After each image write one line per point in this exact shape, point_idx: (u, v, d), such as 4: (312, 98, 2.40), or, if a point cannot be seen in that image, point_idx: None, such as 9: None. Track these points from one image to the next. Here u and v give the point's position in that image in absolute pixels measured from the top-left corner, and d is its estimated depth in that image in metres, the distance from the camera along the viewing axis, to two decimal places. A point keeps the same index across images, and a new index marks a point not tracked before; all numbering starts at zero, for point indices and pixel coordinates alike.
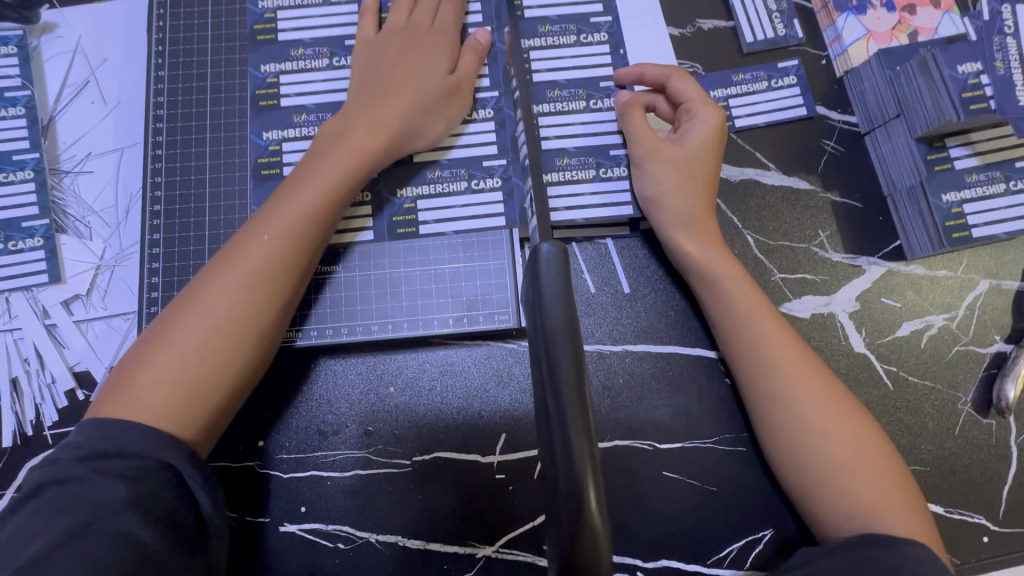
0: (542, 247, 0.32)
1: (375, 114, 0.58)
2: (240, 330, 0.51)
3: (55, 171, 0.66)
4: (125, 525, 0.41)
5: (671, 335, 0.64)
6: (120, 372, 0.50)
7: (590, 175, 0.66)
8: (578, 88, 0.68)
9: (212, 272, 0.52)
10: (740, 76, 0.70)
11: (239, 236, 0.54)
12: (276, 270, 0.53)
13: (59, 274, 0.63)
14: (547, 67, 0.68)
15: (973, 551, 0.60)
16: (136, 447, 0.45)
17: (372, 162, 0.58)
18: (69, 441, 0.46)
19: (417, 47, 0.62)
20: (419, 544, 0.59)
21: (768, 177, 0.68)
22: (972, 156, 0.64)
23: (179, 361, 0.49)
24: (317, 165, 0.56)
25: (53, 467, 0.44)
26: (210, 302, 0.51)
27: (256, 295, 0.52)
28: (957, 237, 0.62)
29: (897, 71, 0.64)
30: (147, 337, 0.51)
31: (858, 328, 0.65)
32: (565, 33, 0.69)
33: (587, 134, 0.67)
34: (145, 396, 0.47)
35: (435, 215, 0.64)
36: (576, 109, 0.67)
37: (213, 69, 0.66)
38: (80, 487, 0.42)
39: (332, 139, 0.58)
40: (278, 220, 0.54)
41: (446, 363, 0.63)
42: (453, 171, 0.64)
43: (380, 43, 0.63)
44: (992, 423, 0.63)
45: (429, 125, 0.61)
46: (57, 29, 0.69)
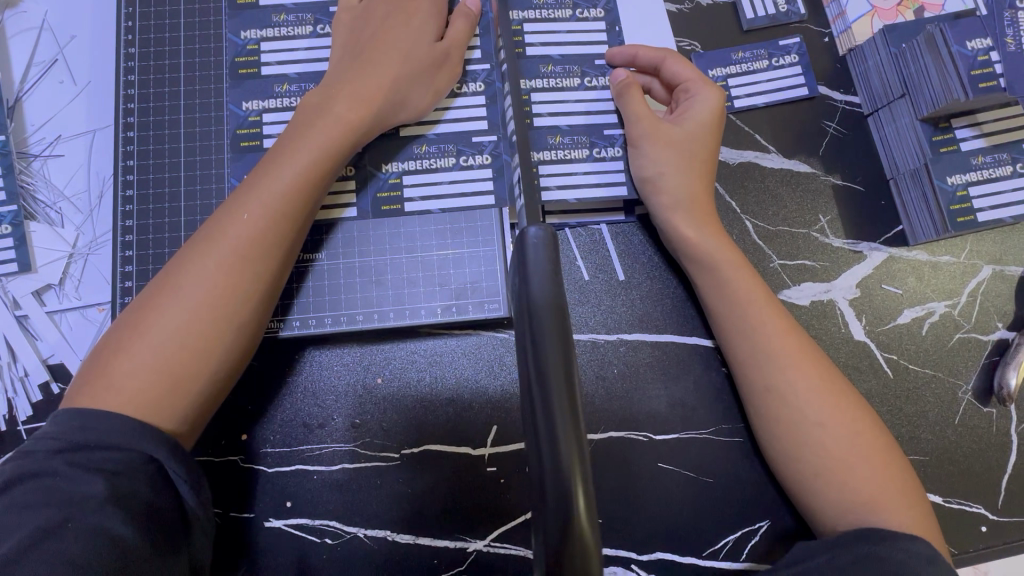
0: (530, 230, 0.30)
1: (358, 84, 0.56)
2: (224, 314, 0.49)
3: (23, 155, 0.63)
4: (106, 521, 0.39)
5: (667, 323, 0.62)
6: (95, 359, 0.47)
7: (583, 155, 0.63)
8: (573, 65, 0.65)
9: (190, 255, 0.50)
10: (740, 55, 0.67)
11: (217, 217, 0.51)
12: (259, 252, 0.50)
13: (29, 263, 0.60)
14: (540, 40, 0.65)
15: (972, 541, 0.59)
16: (115, 439, 0.43)
17: (357, 136, 0.55)
18: (45, 431, 0.44)
19: (400, 13, 0.59)
20: (409, 539, 0.58)
21: (768, 160, 0.66)
22: (978, 138, 0.62)
23: (159, 347, 0.47)
24: (298, 140, 0.54)
25: (28, 458, 0.42)
26: (189, 286, 0.48)
27: (239, 277, 0.49)
28: (962, 222, 0.60)
29: (903, 49, 0.61)
30: (123, 323, 0.48)
31: (859, 316, 0.63)
32: (559, 6, 0.66)
33: (582, 112, 0.64)
34: (124, 384, 0.45)
35: (422, 192, 0.61)
36: (570, 85, 0.65)
37: (187, 45, 0.62)
38: (57, 480, 0.41)
39: (313, 113, 0.55)
40: (258, 199, 0.51)
41: (435, 353, 0.61)
42: (441, 146, 0.61)
43: (364, 10, 0.60)
44: (993, 412, 0.61)
45: (416, 96, 0.58)
46: (21, 4, 0.65)
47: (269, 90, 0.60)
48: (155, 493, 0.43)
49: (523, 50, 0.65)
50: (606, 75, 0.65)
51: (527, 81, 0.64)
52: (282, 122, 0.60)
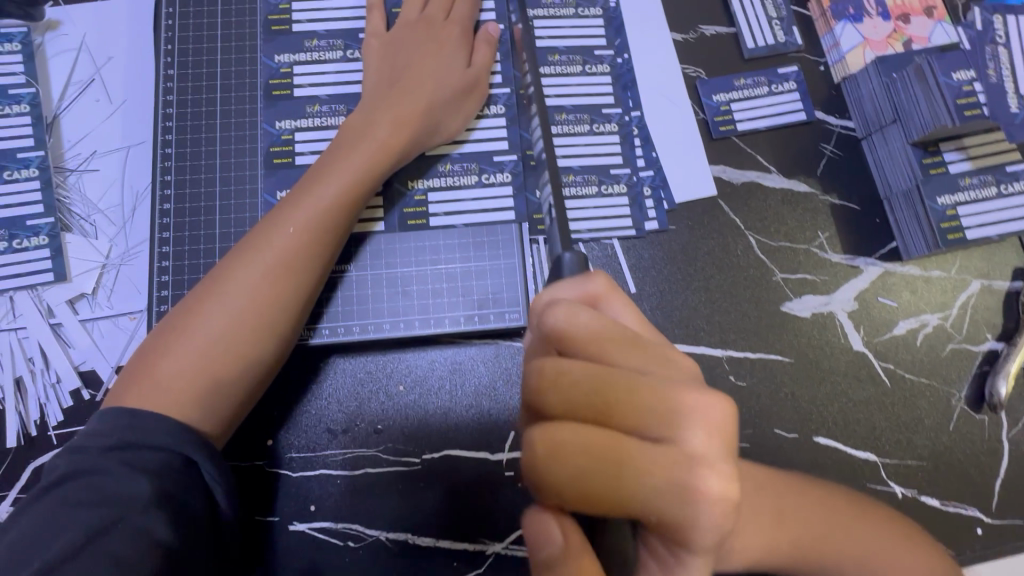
0: (565, 255, 0.44)
1: (397, 108, 0.59)
2: (264, 322, 0.51)
3: (60, 169, 0.65)
4: (152, 523, 0.41)
5: (677, 334, 0.65)
6: (142, 359, 0.50)
7: (592, 192, 0.67)
8: (583, 113, 0.69)
9: (234, 262, 0.52)
10: (742, 81, 0.72)
11: (261, 228, 0.54)
12: (301, 264, 0.53)
13: (65, 273, 0.63)
14: (556, 91, 0.69)
15: (968, 542, 0.62)
16: (161, 442, 0.45)
17: (394, 156, 0.59)
18: (94, 430, 0.46)
19: (434, 42, 0.64)
20: (429, 542, 0.59)
21: (769, 180, 0.70)
22: (965, 160, 0.66)
23: (204, 351, 0.49)
24: (339, 159, 0.57)
25: (81, 456, 0.44)
26: (234, 294, 0.51)
27: (279, 288, 0.52)
28: (952, 239, 0.64)
29: (894, 78, 0.66)
30: (168, 325, 0.51)
31: (857, 327, 0.66)
32: (571, 63, 0.70)
33: (591, 154, 0.68)
34: (171, 385, 0.48)
35: (446, 207, 0.64)
36: (580, 132, 0.69)
37: (223, 66, 0.65)
38: (104, 479, 0.42)
39: (356, 134, 0.58)
40: (303, 212, 0.54)
41: (455, 361, 0.64)
42: (464, 164, 0.65)
43: (394, 38, 0.64)
44: (984, 419, 0.65)
45: (450, 119, 0.62)
46: (62, 26, 0.69)
47: (300, 109, 0.64)
48: (195, 498, 0.45)
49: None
50: (612, 122, 0.69)
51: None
52: (314, 141, 0.63)
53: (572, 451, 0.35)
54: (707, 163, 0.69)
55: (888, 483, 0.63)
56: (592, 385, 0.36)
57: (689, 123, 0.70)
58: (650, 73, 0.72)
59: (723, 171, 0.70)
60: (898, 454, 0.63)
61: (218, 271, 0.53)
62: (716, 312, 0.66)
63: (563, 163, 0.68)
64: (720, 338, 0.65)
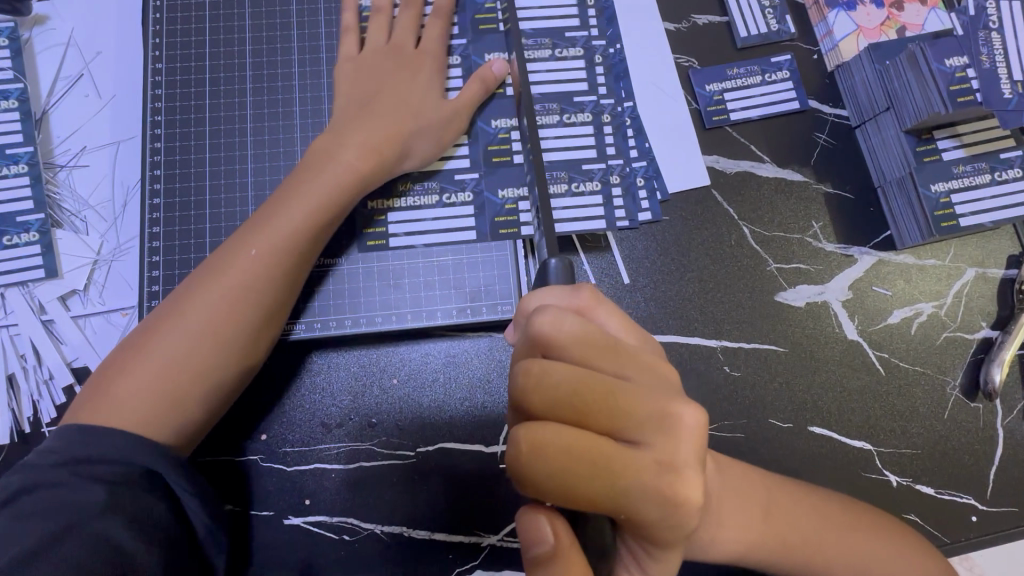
0: (551, 263, 0.45)
1: (365, 134, 0.58)
2: (222, 346, 0.52)
3: (50, 165, 0.65)
4: (109, 528, 0.43)
5: (672, 325, 0.65)
6: (104, 374, 0.51)
7: (562, 190, 0.65)
8: (552, 103, 0.67)
9: (198, 282, 0.53)
10: (735, 70, 0.71)
11: (227, 248, 0.54)
12: (259, 288, 0.53)
13: (56, 269, 0.63)
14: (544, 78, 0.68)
15: (962, 530, 0.62)
16: (120, 453, 0.47)
17: (363, 183, 0.58)
18: (48, 447, 0.47)
19: (405, 67, 0.62)
20: (423, 534, 0.59)
21: (763, 170, 0.69)
22: (959, 148, 0.66)
23: (159, 372, 0.50)
24: (306, 181, 0.56)
25: (34, 471, 0.45)
26: (194, 315, 0.51)
27: (238, 312, 0.52)
28: (946, 227, 0.64)
29: (887, 65, 0.65)
30: (129, 343, 0.51)
31: (851, 317, 0.66)
32: (544, 48, 0.68)
33: (560, 149, 0.66)
34: (123, 404, 0.48)
35: (406, 228, 0.63)
36: (553, 123, 0.66)
37: (211, 60, 0.65)
38: (62, 490, 0.44)
39: (322, 157, 0.57)
40: (266, 236, 0.54)
41: (449, 354, 0.64)
42: (425, 184, 0.63)
43: (369, 62, 0.62)
44: (980, 407, 0.65)
45: (421, 146, 0.61)
46: (49, 21, 0.68)
47: (292, 104, 0.64)
48: None
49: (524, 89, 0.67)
50: (585, 111, 0.67)
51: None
52: (307, 136, 0.64)
53: (557, 453, 0.36)
54: (700, 154, 0.69)
55: (882, 472, 0.63)
56: (574, 391, 0.37)
57: (681, 113, 0.70)
58: (641, 63, 0.71)
59: (716, 161, 0.69)
60: (892, 442, 0.64)
61: (184, 289, 0.54)
62: (709, 303, 0.66)
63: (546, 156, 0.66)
64: (714, 328, 0.65)
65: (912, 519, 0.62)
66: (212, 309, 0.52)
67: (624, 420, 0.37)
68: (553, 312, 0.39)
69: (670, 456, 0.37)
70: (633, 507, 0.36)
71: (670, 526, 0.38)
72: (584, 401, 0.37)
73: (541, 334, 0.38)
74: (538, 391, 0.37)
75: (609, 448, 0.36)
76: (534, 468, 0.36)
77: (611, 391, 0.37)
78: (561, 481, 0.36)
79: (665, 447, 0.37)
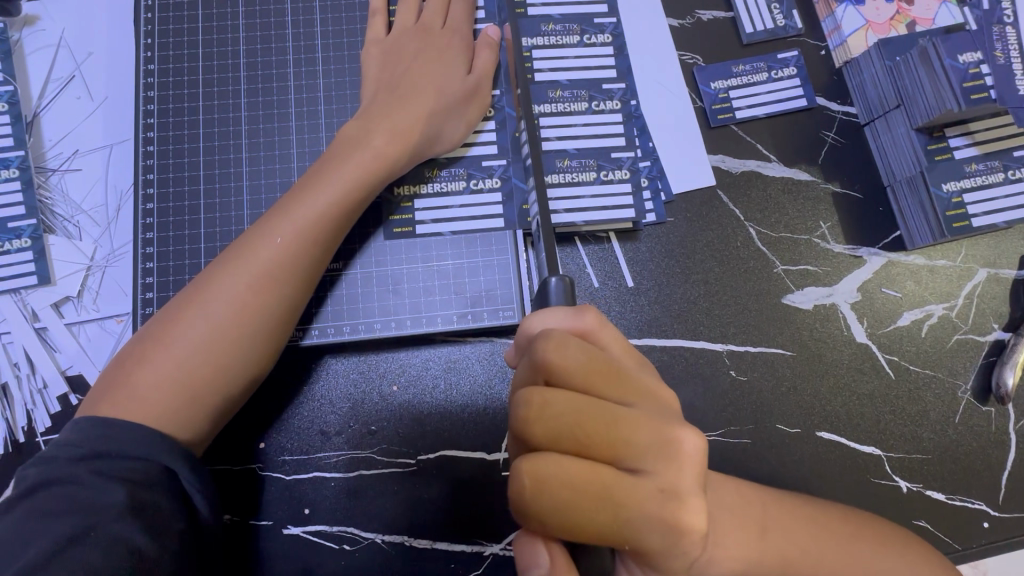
0: (552, 282, 0.44)
1: (393, 119, 0.57)
2: (246, 335, 0.50)
3: (41, 169, 0.64)
4: (125, 530, 0.40)
5: (677, 328, 0.64)
6: (121, 365, 0.49)
7: (590, 178, 0.64)
8: (581, 89, 0.66)
9: (221, 270, 0.51)
10: (741, 67, 0.70)
11: (250, 236, 0.53)
12: (284, 276, 0.52)
13: (49, 276, 0.61)
14: (549, 66, 0.67)
15: (973, 536, 0.61)
16: (139, 450, 0.45)
17: (389, 169, 0.57)
18: (66, 439, 0.44)
19: (432, 49, 0.62)
20: (425, 543, 0.58)
21: (770, 169, 0.68)
22: (971, 146, 0.64)
23: (181, 361, 0.48)
24: (333, 167, 0.55)
25: (50, 465, 0.43)
26: (216, 304, 0.50)
27: (262, 301, 0.51)
28: (958, 227, 0.62)
29: (897, 61, 0.64)
30: (150, 332, 0.50)
31: (860, 319, 0.65)
32: (568, 32, 0.68)
33: (589, 136, 0.65)
34: (145, 394, 0.47)
35: (433, 214, 0.62)
36: (578, 109, 0.66)
37: (204, 61, 0.63)
38: (76, 488, 0.41)
39: (350, 143, 0.56)
40: (291, 223, 0.53)
41: (450, 359, 0.63)
42: (452, 170, 0.63)
43: (394, 45, 0.62)
44: (991, 411, 0.63)
45: (450, 128, 0.60)
46: (39, 22, 0.67)
47: (287, 105, 0.63)
48: (175, 506, 0.43)
49: (532, 76, 0.66)
50: (614, 97, 0.66)
51: (536, 105, 0.65)
52: (304, 138, 0.62)
53: (559, 486, 0.36)
54: (705, 153, 0.68)
55: (892, 478, 0.62)
56: (575, 422, 0.37)
57: (686, 111, 0.69)
58: (645, 60, 0.70)
59: (722, 160, 0.68)
60: (903, 446, 0.62)
61: (204, 277, 0.52)
62: (716, 305, 0.64)
63: (558, 147, 0.65)
64: (719, 332, 0.64)
65: (922, 525, 0.60)
66: (235, 297, 0.50)
67: (626, 448, 0.37)
68: (556, 338, 0.38)
69: (672, 484, 0.37)
70: (637, 537, 0.37)
71: (675, 555, 0.38)
72: (585, 432, 0.37)
73: (543, 361, 0.38)
74: (540, 422, 0.37)
75: (611, 479, 0.36)
76: (537, 499, 0.36)
77: (613, 419, 0.37)
78: (563, 513, 0.36)
79: (668, 476, 0.37)
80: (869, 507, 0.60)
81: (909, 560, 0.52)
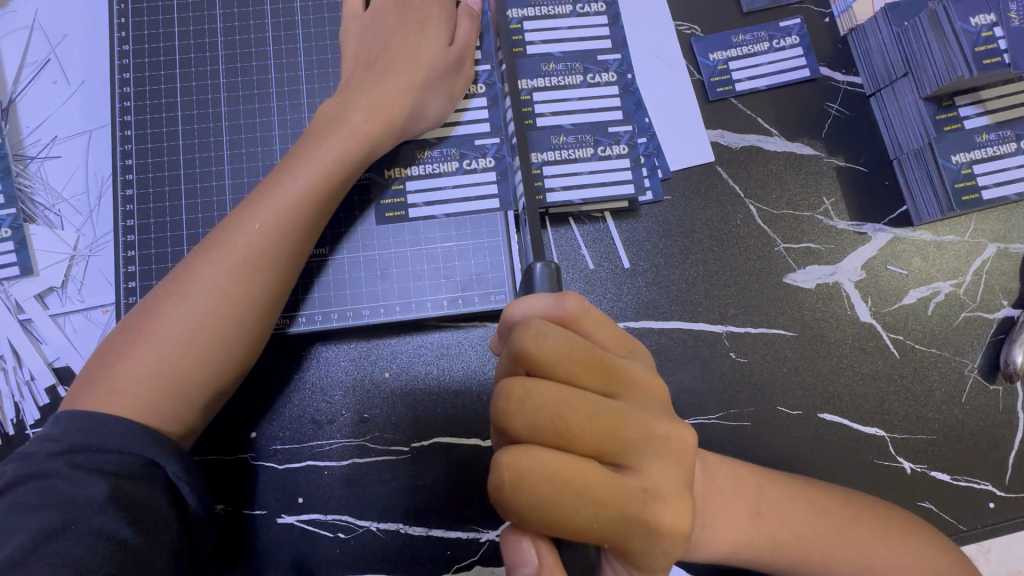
0: (537, 268, 0.43)
1: (374, 95, 0.55)
2: (229, 323, 0.49)
3: (20, 157, 0.62)
4: (107, 522, 0.40)
5: (675, 310, 0.62)
6: (100, 360, 0.48)
7: (586, 154, 0.62)
8: (574, 62, 0.64)
9: (199, 260, 0.50)
10: (741, 37, 0.67)
11: (228, 222, 0.52)
12: (266, 261, 0.50)
13: (31, 267, 0.60)
14: (541, 38, 0.64)
15: (978, 517, 0.59)
16: (123, 442, 0.44)
17: (370, 148, 0.55)
18: (45, 434, 0.44)
19: (413, 20, 0.59)
20: (421, 531, 0.58)
21: (771, 144, 0.65)
22: (982, 115, 0.61)
23: (162, 352, 0.47)
24: (312, 148, 0.54)
25: (28, 460, 0.42)
26: (196, 293, 0.49)
27: (244, 287, 0.50)
28: (967, 201, 0.60)
29: (906, 27, 0.61)
30: (129, 325, 0.49)
31: (864, 297, 0.63)
32: (559, 2, 0.65)
33: (583, 110, 0.63)
34: (127, 387, 0.46)
35: (423, 197, 0.60)
36: (572, 83, 0.63)
37: (181, 40, 0.61)
38: (58, 481, 0.41)
39: (330, 123, 0.55)
40: (271, 208, 0.51)
41: (441, 346, 0.61)
42: (442, 150, 0.61)
43: (373, 18, 0.60)
44: (999, 389, 0.62)
45: (434, 103, 0.58)
46: (11, 3, 0.64)
47: (268, 85, 0.61)
48: (160, 498, 0.43)
49: (523, 49, 0.64)
50: (609, 70, 0.64)
51: (527, 80, 0.63)
52: (288, 120, 0.60)
53: (540, 480, 0.35)
54: (703, 128, 0.65)
55: (896, 459, 0.60)
56: (557, 413, 0.35)
57: (684, 84, 0.66)
58: (641, 31, 0.67)
59: (721, 135, 0.65)
60: (908, 427, 0.61)
61: (183, 267, 0.51)
62: (715, 286, 0.62)
63: (553, 122, 0.63)
64: (719, 313, 0.62)
65: (927, 506, 0.59)
66: (215, 285, 0.49)
67: (612, 442, 0.36)
68: (535, 327, 0.37)
69: (658, 483, 0.37)
70: (620, 535, 0.36)
71: (663, 552, 0.37)
72: (568, 424, 0.35)
73: (521, 351, 0.37)
74: (521, 414, 0.36)
75: (596, 475, 0.35)
76: (517, 493, 0.35)
77: (597, 411, 0.36)
78: (547, 508, 0.35)
79: (654, 472, 0.37)
80: (873, 489, 0.59)
81: (909, 543, 0.51)
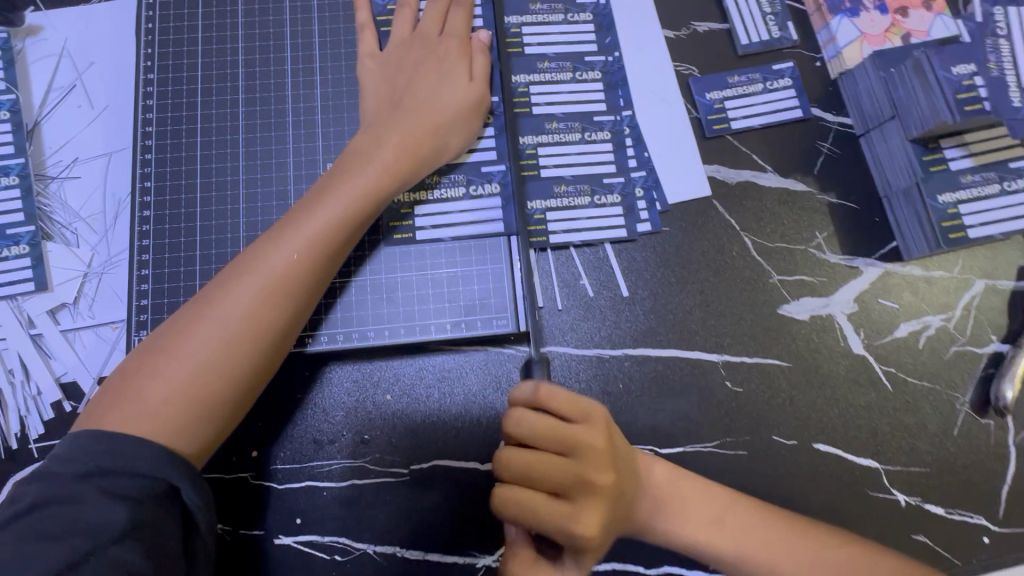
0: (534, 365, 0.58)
1: (402, 130, 0.58)
2: (256, 346, 0.51)
3: (41, 177, 0.64)
4: (124, 553, 0.41)
5: (672, 338, 0.63)
6: (124, 379, 0.49)
7: (585, 202, 0.65)
8: (574, 121, 0.67)
9: (228, 283, 0.51)
10: (736, 78, 0.70)
11: (257, 246, 0.53)
12: (295, 286, 0.52)
13: (45, 283, 0.62)
14: (546, 100, 0.68)
15: (973, 552, 0.60)
16: (147, 466, 0.44)
17: (397, 179, 0.57)
18: (62, 453, 0.44)
19: (432, 59, 0.62)
20: (418, 555, 0.58)
21: (764, 180, 0.68)
22: (967, 157, 0.64)
23: (191, 374, 0.48)
24: (342, 179, 0.56)
25: (50, 480, 0.43)
26: (224, 317, 0.50)
27: (273, 311, 0.51)
28: (954, 239, 0.62)
29: (892, 73, 0.64)
30: (156, 345, 0.50)
31: (857, 330, 0.65)
32: (560, 70, 0.69)
33: (583, 163, 0.67)
34: (157, 408, 0.47)
35: (432, 221, 0.63)
36: (571, 140, 0.67)
37: (203, 70, 0.64)
38: (74, 504, 0.41)
39: (357, 156, 0.57)
40: (300, 234, 0.53)
41: (444, 369, 0.62)
42: (452, 177, 0.63)
43: (390, 57, 0.63)
44: (991, 423, 0.63)
45: (454, 139, 0.61)
46: (42, 31, 0.68)
47: (284, 115, 0.63)
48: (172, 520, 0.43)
49: (528, 109, 0.67)
50: (604, 129, 0.68)
51: (530, 137, 0.67)
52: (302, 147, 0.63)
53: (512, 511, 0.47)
54: (701, 164, 0.68)
55: (890, 491, 0.61)
56: (529, 470, 0.48)
57: (680, 123, 0.69)
58: (641, 71, 0.70)
59: (717, 170, 0.68)
60: (902, 460, 0.62)
61: (210, 288, 0.52)
62: (711, 315, 0.64)
63: (554, 172, 0.66)
64: (715, 343, 0.63)
65: (920, 540, 0.60)
66: (244, 309, 0.50)
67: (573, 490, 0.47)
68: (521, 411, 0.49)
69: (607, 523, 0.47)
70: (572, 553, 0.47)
71: None
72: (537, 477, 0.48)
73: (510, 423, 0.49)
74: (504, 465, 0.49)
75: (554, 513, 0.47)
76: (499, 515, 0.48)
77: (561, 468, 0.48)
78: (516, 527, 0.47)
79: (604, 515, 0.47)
80: (867, 521, 0.60)
81: None
